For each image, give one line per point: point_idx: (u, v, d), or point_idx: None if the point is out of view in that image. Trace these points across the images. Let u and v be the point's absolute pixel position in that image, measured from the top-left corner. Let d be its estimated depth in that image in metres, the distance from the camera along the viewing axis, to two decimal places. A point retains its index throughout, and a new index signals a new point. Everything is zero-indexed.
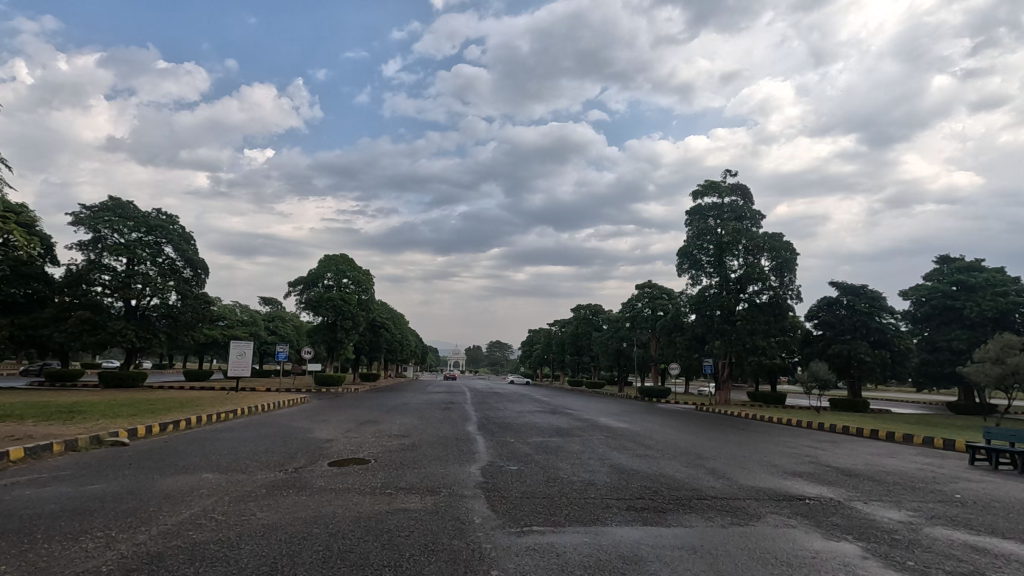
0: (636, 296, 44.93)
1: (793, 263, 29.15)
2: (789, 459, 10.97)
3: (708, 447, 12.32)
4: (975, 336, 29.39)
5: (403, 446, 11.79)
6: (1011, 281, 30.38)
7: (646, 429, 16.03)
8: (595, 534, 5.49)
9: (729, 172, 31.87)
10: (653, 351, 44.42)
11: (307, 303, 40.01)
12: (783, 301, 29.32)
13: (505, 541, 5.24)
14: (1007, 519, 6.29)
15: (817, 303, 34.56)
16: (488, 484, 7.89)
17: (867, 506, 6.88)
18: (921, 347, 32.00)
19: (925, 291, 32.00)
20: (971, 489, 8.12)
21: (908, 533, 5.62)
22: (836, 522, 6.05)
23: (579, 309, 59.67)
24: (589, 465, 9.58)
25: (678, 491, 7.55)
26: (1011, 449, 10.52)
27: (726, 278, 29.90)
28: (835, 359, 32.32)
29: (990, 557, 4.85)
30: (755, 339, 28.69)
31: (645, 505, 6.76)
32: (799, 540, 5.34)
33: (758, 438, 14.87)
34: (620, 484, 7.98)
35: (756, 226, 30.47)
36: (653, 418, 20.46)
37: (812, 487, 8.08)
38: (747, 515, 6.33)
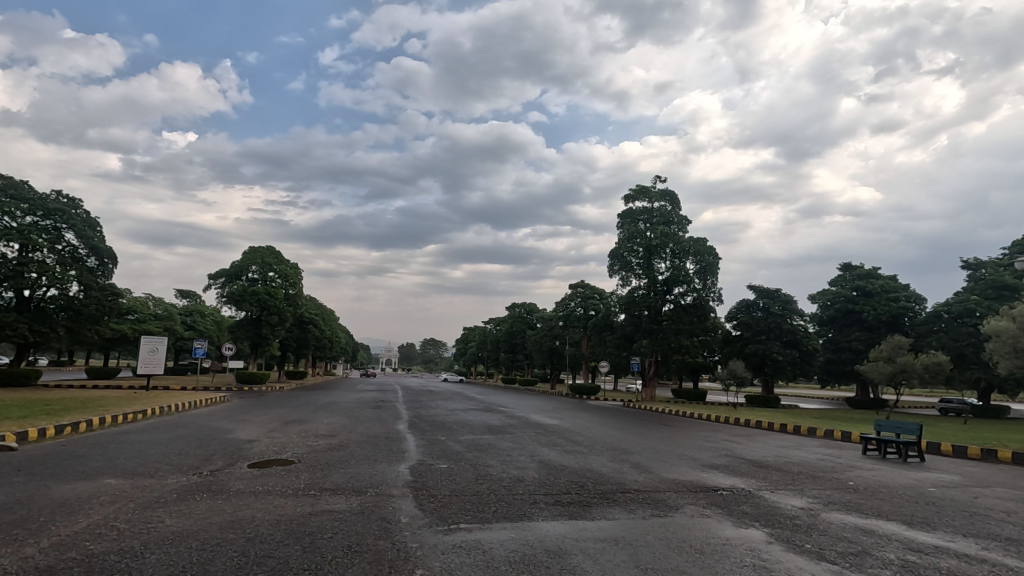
0: (570, 295, 45.87)
1: (715, 267, 30.72)
2: (706, 452, 11.57)
3: (635, 442, 12.79)
4: (872, 337, 32.23)
5: (330, 446, 11.43)
6: (902, 288, 33.54)
7: (576, 425, 16.38)
8: (521, 530, 5.58)
9: (659, 178, 33.13)
10: (585, 350, 45.57)
11: (229, 297, 37.91)
12: (705, 302, 30.86)
13: (432, 540, 5.21)
14: (890, 503, 6.98)
15: (736, 305, 36.69)
16: (416, 483, 7.79)
17: (773, 495, 7.40)
18: (826, 347, 34.69)
19: (830, 295, 34.65)
20: (864, 477, 8.92)
21: (808, 518, 6.09)
22: (746, 510, 6.46)
23: (514, 308, 60.33)
24: (519, 462, 9.70)
25: (604, 486, 7.77)
26: (897, 439, 11.66)
27: (654, 280, 31.11)
28: (751, 358, 34.46)
29: (877, 538, 5.34)
30: (680, 339, 30.12)
31: (572, 500, 6.91)
32: (712, 528, 5.67)
33: (680, 433, 15.61)
34: (548, 479, 8.14)
35: (683, 231, 31.84)
36: (584, 415, 20.92)
37: (726, 478, 8.61)
38: (667, 506, 6.64)
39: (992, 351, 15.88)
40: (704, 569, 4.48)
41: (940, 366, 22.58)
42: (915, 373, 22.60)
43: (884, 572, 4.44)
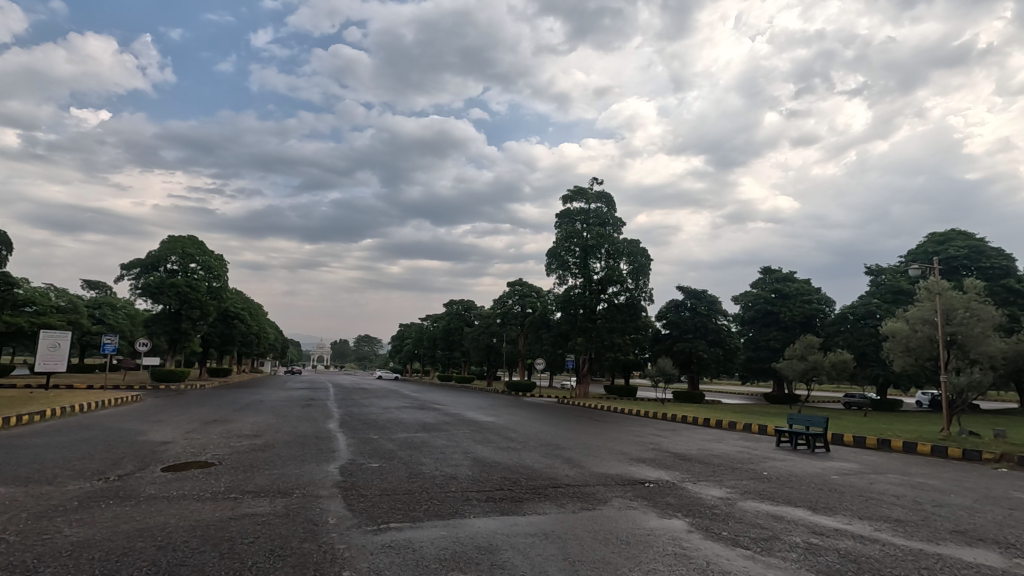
0: (508, 293, 46.09)
1: (647, 268, 31.86)
2: (635, 446, 12.03)
3: (568, 438, 13.07)
4: (787, 337, 34.52)
5: (254, 447, 10.91)
6: (814, 291, 36.10)
7: (511, 422, 16.54)
8: (453, 527, 5.56)
9: (596, 180, 33.92)
10: (521, 347, 46.01)
11: (144, 289, 35.34)
12: (637, 302, 31.96)
13: (360, 540, 5.09)
14: (798, 490, 7.53)
15: (666, 305, 38.21)
16: (346, 483, 7.61)
17: (695, 486, 7.78)
18: (747, 346, 36.82)
19: (751, 297, 36.77)
20: (777, 467, 9.56)
21: (725, 507, 6.45)
22: (670, 501, 6.75)
23: (452, 304, 59.96)
24: (453, 459, 9.67)
25: (536, 481, 7.88)
26: (806, 431, 12.56)
27: (589, 279, 31.84)
28: (679, 356, 36.04)
29: (787, 523, 5.73)
30: (613, 337, 31.06)
31: (504, 496, 6.95)
32: (638, 519, 5.89)
33: (611, 428, 16.12)
34: (481, 476, 8.17)
35: (618, 232, 32.78)
36: (519, 412, 21.15)
37: (651, 471, 8.98)
38: (596, 499, 6.83)
39: (889, 350, 17.41)
40: (629, 560, 4.64)
41: (844, 363, 24.69)
42: (823, 370, 24.45)
43: (790, 555, 4.78)
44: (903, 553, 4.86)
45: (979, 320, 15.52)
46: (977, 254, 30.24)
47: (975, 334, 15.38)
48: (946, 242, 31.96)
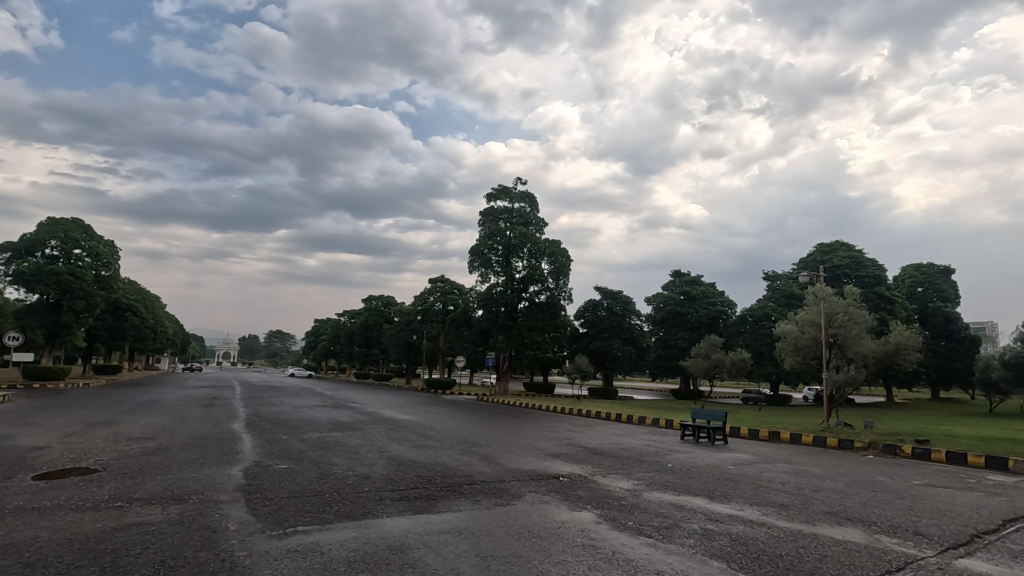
0: (429, 290, 45.54)
1: (567, 268, 32.71)
2: (550, 442, 12.32)
3: (485, 435, 13.15)
4: (693, 336, 36.71)
5: (147, 450, 10.07)
6: (718, 294, 38.67)
7: (428, 420, 16.37)
8: (364, 528, 5.43)
9: (520, 180, 34.33)
10: (442, 344, 45.68)
11: (15, 277, 31.44)
12: (557, 301, 32.73)
13: (263, 546, 4.83)
14: (698, 481, 8.04)
15: (584, 304, 39.42)
16: (250, 486, 7.20)
17: (605, 479, 8.11)
18: (658, 345, 38.73)
19: (663, 298, 38.73)
20: (680, 459, 10.17)
21: (632, 498, 6.78)
22: (580, 495, 7.00)
23: (371, 300, 58.37)
24: (367, 458, 9.45)
25: (452, 478, 7.90)
26: (708, 425, 13.44)
27: (511, 277, 32.21)
28: (594, 354, 37.29)
29: (686, 512, 6.12)
30: (532, 335, 31.61)
31: (419, 495, 6.89)
32: (550, 513, 6.05)
33: (527, 424, 16.36)
34: (395, 475, 8.03)
35: (540, 232, 33.40)
36: (437, 410, 20.94)
37: (565, 465, 9.23)
38: (510, 495, 6.93)
39: (781, 349, 18.99)
40: (540, 552, 4.75)
41: (742, 362, 26.58)
42: (725, 367, 26.25)
43: (688, 540, 5.11)
44: (784, 535, 5.35)
45: (854, 323, 17.34)
46: (855, 264, 33.76)
47: (852, 336, 17.15)
48: (830, 253, 35.40)
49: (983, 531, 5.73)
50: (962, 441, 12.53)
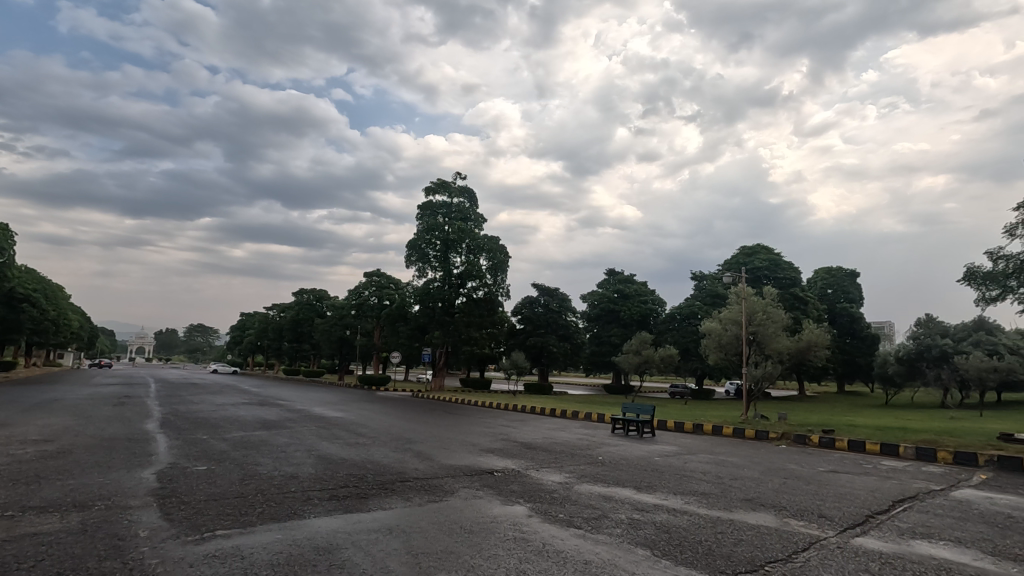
0: (364, 284, 44.41)
1: (505, 265, 32.84)
2: (484, 437, 12.34)
3: (420, 431, 12.97)
4: (626, 333, 37.91)
5: (45, 453, 9.21)
6: (649, 293, 40.10)
7: (360, 417, 15.95)
8: (289, 529, 5.24)
9: (460, 175, 34.09)
10: (377, 340, 44.69)
11: None
12: (494, 297, 32.80)
13: (177, 552, 4.55)
14: (626, 472, 8.35)
15: (521, 301, 39.77)
16: (164, 489, 6.75)
17: (538, 472, 8.24)
18: (592, 341, 39.71)
19: (598, 296, 39.73)
20: (611, 452, 10.49)
21: (563, 491, 6.93)
22: (513, 489, 7.07)
23: (302, 294, 56.22)
24: (295, 457, 9.09)
25: (385, 476, 7.76)
26: (637, 418, 13.96)
27: (449, 273, 31.96)
28: (531, 350, 37.68)
29: (615, 503, 6.32)
30: (469, 331, 31.56)
31: (349, 493, 6.71)
32: (482, 508, 6.08)
33: (462, 420, 16.29)
34: (325, 474, 7.79)
35: (479, 228, 33.33)
36: (370, 406, 20.45)
37: (499, 460, 9.29)
38: (443, 491, 6.89)
39: (706, 345, 19.95)
40: (472, 547, 4.77)
41: (670, 358, 27.72)
42: (654, 363, 27.30)
43: (615, 530, 5.28)
44: (704, 521, 5.66)
45: (772, 321, 18.49)
46: (774, 266, 36.01)
47: (769, 333, 18.29)
48: (752, 255, 37.58)
49: (877, 512, 6.29)
50: (862, 430, 13.69)
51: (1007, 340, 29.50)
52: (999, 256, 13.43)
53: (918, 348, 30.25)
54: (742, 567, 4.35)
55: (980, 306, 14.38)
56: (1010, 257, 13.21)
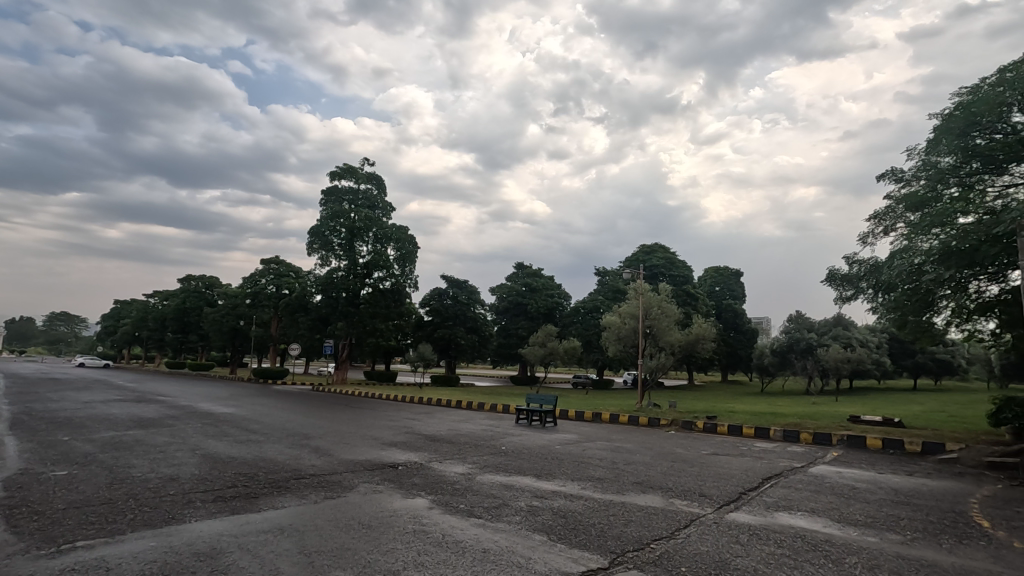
0: (261, 272, 41.69)
1: (414, 255, 32.27)
2: (387, 431, 12.09)
3: (319, 426, 12.43)
4: (532, 326, 38.77)
5: None
6: (555, 287, 41.27)
7: (253, 413, 14.99)
8: (166, 535, 4.82)
9: (367, 161, 32.92)
10: (274, 331, 42.15)
11: None
12: (402, 288, 32.12)
13: (26, 569, 4.02)
14: (528, 461, 8.56)
15: (429, 292, 39.34)
16: (11, 499, 5.92)
17: (441, 464, 8.22)
18: (499, 334, 40.19)
19: (506, 289, 40.28)
20: (513, 441, 10.71)
21: (466, 482, 6.98)
22: (415, 482, 7.00)
23: (189, 281, 51.65)
24: (176, 458, 8.36)
25: (278, 474, 7.36)
26: (540, 408, 14.34)
27: (354, 262, 30.82)
28: (438, 341, 37.40)
29: (516, 491, 6.46)
30: (375, 322, 30.71)
31: (236, 493, 6.29)
32: (382, 502, 5.96)
33: (365, 414, 15.84)
34: (210, 475, 7.24)
35: (387, 217, 32.47)
36: (265, 401, 19.27)
37: (401, 454, 9.15)
38: (341, 487, 6.67)
39: (607, 337, 20.93)
40: (369, 542, 4.66)
41: (573, 350, 28.74)
42: (558, 355, 28.16)
43: (515, 518, 5.40)
44: (598, 505, 5.95)
45: (665, 316, 19.77)
46: (669, 264, 38.53)
47: (663, 327, 19.54)
48: (650, 253, 39.96)
49: (748, 489, 6.97)
50: (739, 416, 15.05)
51: (858, 334, 33.80)
52: (855, 260, 15.27)
53: (788, 341, 33.77)
54: (629, 546, 4.63)
55: (839, 303, 16.29)
56: (863, 261, 15.10)
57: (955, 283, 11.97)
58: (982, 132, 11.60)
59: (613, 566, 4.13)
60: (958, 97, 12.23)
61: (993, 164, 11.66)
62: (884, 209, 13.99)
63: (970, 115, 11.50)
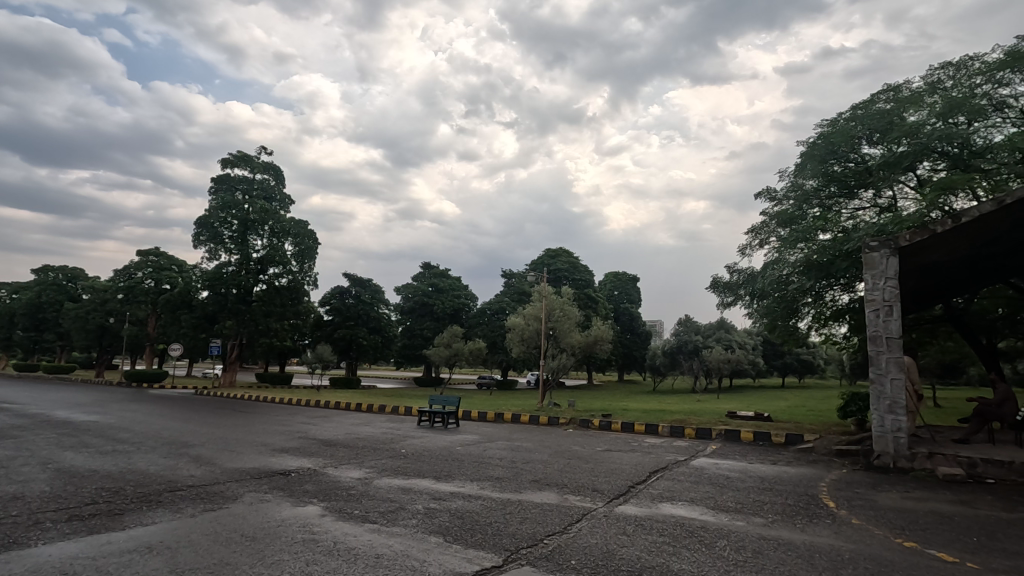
0: (136, 264, 37.68)
1: (314, 251, 30.73)
2: (279, 436, 11.43)
3: (201, 433, 11.49)
4: (438, 327, 38.45)
5: None
6: (462, 288, 41.28)
7: (122, 420, 13.53)
8: (3, 562, 4.21)
9: (265, 149, 30.94)
10: (150, 330, 38.17)
11: None
12: (300, 286, 30.43)
13: None
14: (429, 463, 8.46)
15: (330, 291, 37.74)
16: None
17: (335, 470, 7.91)
18: (403, 334, 39.37)
19: (412, 289, 39.63)
20: (414, 444, 10.55)
21: (361, 487, 6.76)
22: (307, 489, 6.69)
23: (47, 272, 45.46)
24: (21, 474, 7.31)
25: (150, 487, 6.69)
26: (442, 409, 14.28)
27: (246, 257, 28.79)
28: (338, 342, 35.93)
29: (414, 494, 6.36)
30: (269, 321, 28.93)
31: (97, 511, 5.65)
32: (269, 512, 5.62)
33: (255, 419, 14.87)
34: (65, 491, 6.43)
35: (285, 210, 30.67)
36: (137, 407, 17.46)
37: (293, 460, 8.69)
38: (223, 498, 6.21)
39: (512, 337, 21.26)
40: (253, 556, 4.39)
41: (478, 351, 28.90)
42: (463, 356, 28.14)
43: (410, 521, 5.33)
44: (495, 504, 6.03)
45: (567, 318, 20.50)
46: (572, 268, 40.04)
47: (564, 328, 20.23)
48: (555, 258, 41.26)
49: (637, 482, 7.43)
50: (632, 413, 15.94)
51: (737, 337, 37.13)
52: (735, 270, 16.74)
53: (678, 343, 36.37)
54: (523, 543, 4.74)
55: (721, 308, 17.74)
56: (741, 271, 16.61)
57: (814, 293, 13.54)
58: (838, 160, 13.20)
59: (507, 564, 4.20)
60: (820, 128, 13.81)
61: (846, 190, 13.33)
62: (760, 224, 15.47)
63: (829, 145, 13.04)
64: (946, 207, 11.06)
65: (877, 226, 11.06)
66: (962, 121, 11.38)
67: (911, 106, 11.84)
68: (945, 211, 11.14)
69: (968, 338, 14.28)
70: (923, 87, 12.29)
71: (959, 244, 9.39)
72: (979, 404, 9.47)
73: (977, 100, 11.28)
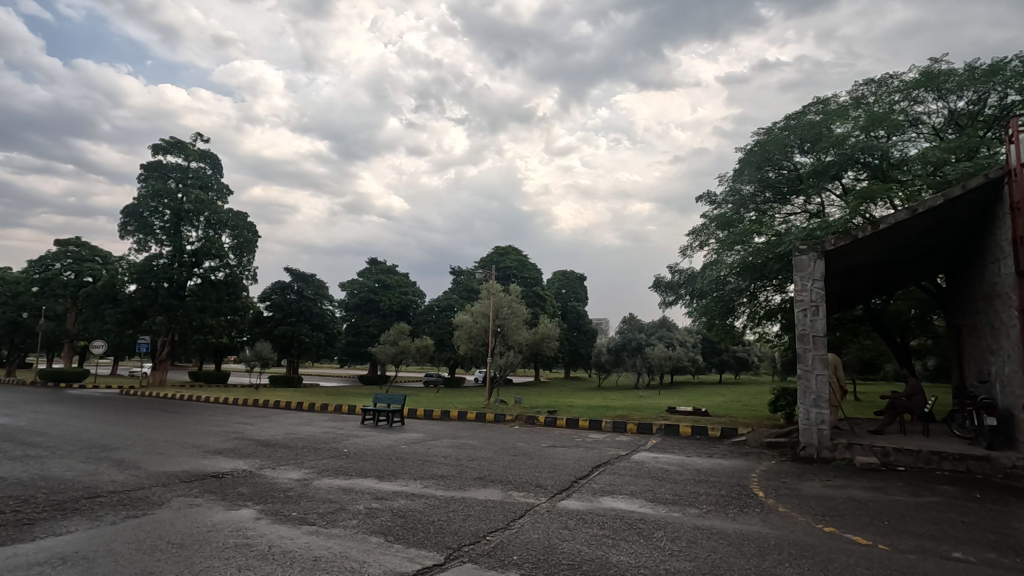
0: (54, 255, 34.96)
1: (253, 245, 29.45)
2: (212, 437, 10.91)
3: (126, 435, 10.83)
4: (384, 324, 37.70)
5: None
6: (409, 285, 40.70)
7: (35, 422, 12.52)
8: None
9: (201, 136, 29.39)
10: (70, 325, 35.50)
11: None
12: (238, 280, 29.12)
13: None
14: (371, 463, 8.29)
15: (271, 286, 36.32)
16: None
17: (272, 471, 7.63)
18: (347, 331, 38.39)
19: (358, 285, 38.73)
20: (356, 443, 10.30)
21: (300, 488, 6.54)
22: (241, 491, 6.42)
23: None
24: None
25: (65, 494, 6.23)
26: (387, 408, 14.04)
27: (179, 249, 27.29)
28: (278, 339, 34.62)
29: (354, 495, 6.20)
30: (203, 317, 27.55)
31: (4, 521, 5.21)
32: (199, 517, 5.36)
33: (187, 419, 14.13)
34: None
35: (223, 200, 29.26)
36: (52, 409, 16.18)
37: (227, 462, 8.31)
38: (148, 503, 5.87)
39: (459, 334, 21.09)
40: (179, 563, 4.17)
41: (425, 349, 28.57)
42: (409, 353, 27.70)
43: (351, 522, 5.20)
44: (439, 502, 5.99)
45: (515, 315, 20.58)
46: (520, 267, 40.30)
47: (512, 325, 20.30)
48: (504, 256, 41.40)
49: (580, 477, 7.56)
50: (577, 410, 16.20)
51: (678, 336, 38.43)
52: (677, 270, 17.31)
53: (622, 340, 37.26)
54: (465, 540, 4.73)
55: (663, 307, 18.28)
56: (683, 271, 17.20)
57: (749, 293, 14.20)
58: (773, 167, 13.89)
59: (448, 562, 4.18)
60: (756, 137, 14.49)
61: (779, 196, 14.04)
62: (700, 226, 16.05)
63: (764, 152, 13.71)
64: (867, 214, 11.84)
65: (806, 231, 11.72)
66: (881, 134, 12.22)
67: (837, 119, 12.61)
68: (865, 218, 11.92)
69: (884, 337, 15.36)
70: (848, 102, 13.11)
71: (877, 249, 10.07)
72: (893, 397, 10.21)
73: (895, 116, 12.14)
